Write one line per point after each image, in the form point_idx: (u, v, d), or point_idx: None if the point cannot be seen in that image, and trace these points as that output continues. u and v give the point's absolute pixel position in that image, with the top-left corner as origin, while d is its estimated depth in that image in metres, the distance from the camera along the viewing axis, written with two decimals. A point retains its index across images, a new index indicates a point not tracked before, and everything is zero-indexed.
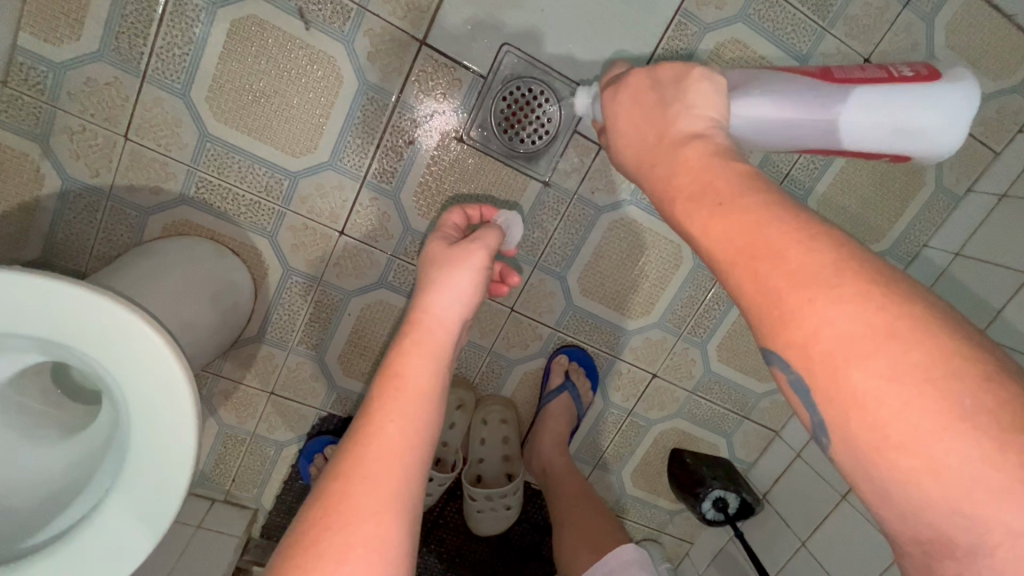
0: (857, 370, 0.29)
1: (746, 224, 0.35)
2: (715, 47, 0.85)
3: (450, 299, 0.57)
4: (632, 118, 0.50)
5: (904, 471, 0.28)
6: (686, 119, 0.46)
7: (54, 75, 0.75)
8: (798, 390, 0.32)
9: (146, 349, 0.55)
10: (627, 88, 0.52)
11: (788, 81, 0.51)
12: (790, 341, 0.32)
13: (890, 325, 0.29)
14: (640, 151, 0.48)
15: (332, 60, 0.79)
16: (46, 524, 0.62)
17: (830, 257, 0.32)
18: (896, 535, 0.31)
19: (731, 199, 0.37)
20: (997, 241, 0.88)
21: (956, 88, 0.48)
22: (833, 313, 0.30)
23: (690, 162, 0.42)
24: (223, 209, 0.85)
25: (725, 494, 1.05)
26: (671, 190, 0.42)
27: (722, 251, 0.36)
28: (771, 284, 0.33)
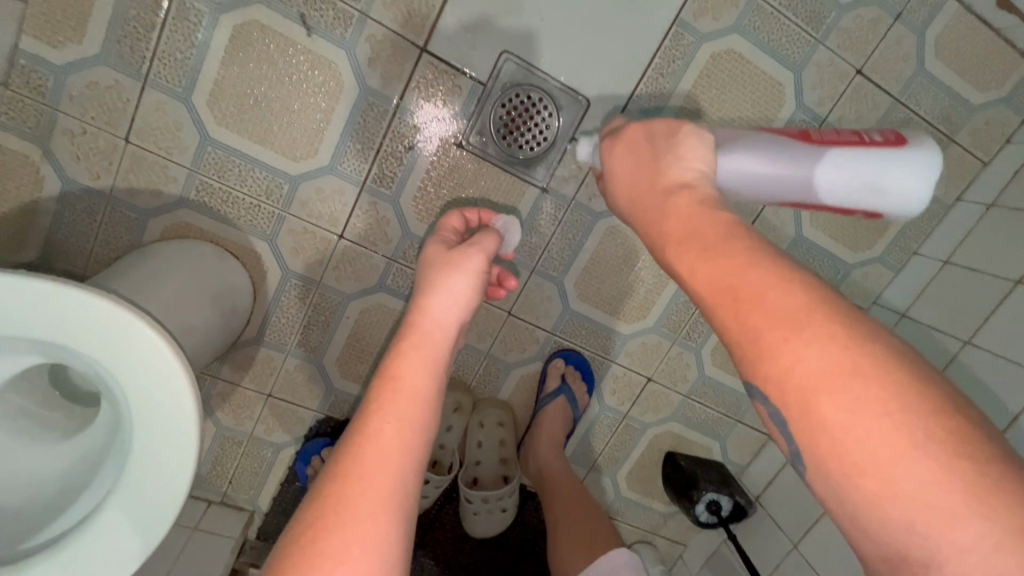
0: (825, 401, 0.31)
1: (727, 265, 0.37)
2: (711, 57, 0.86)
3: (448, 303, 0.58)
4: (627, 167, 0.53)
5: (872, 484, 0.30)
6: (678, 169, 0.47)
7: (55, 78, 0.75)
8: (775, 420, 0.34)
9: (149, 353, 0.55)
10: (623, 138, 0.54)
11: (768, 138, 0.54)
12: (767, 375, 0.34)
13: (854, 361, 0.31)
14: (631, 194, 0.51)
15: (333, 66, 0.80)
16: (45, 526, 0.62)
17: (803, 297, 0.34)
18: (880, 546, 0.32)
19: (716, 244, 0.39)
20: (985, 249, 0.90)
21: (921, 153, 0.51)
22: (805, 349, 0.32)
23: (680, 208, 0.44)
24: (223, 212, 0.86)
25: (718, 497, 1.07)
26: (663, 231, 0.44)
27: (705, 291, 0.38)
28: (750, 322, 0.35)
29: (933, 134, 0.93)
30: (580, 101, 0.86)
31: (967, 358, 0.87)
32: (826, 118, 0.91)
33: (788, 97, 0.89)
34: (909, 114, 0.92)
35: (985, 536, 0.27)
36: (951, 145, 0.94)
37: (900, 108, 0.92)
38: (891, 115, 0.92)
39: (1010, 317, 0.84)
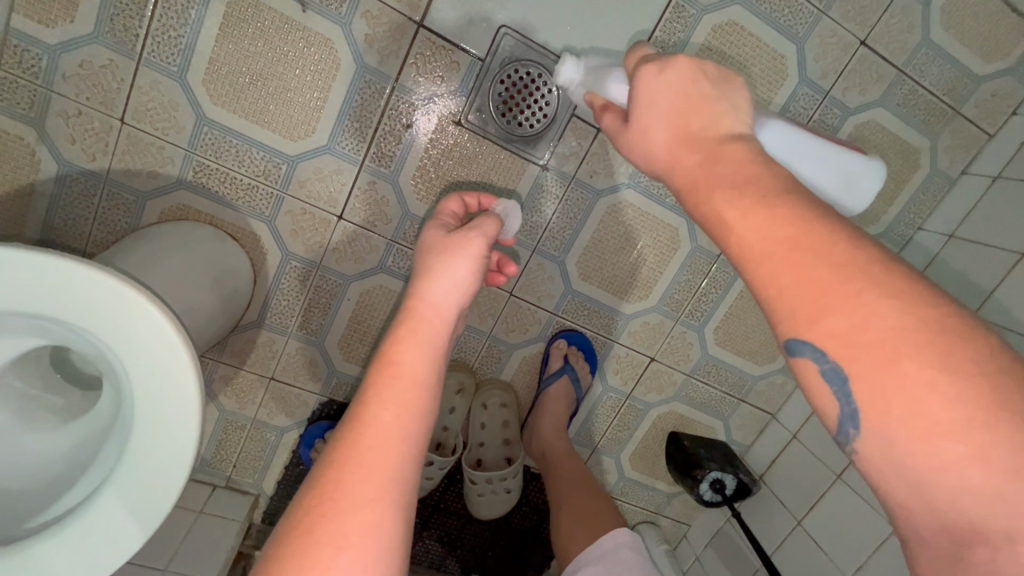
0: (909, 358, 0.29)
1: (787, 218, 0.36)
2: (713, 30, 0.85)
3: (446, 288, 0.58)
4: (672, 101, 0.48)
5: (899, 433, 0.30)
6: (731, 119, 0.47)
7: (48, 58, 0.74)
8: (830, 378, 0.32)
9: (150, 331, 0.55)
10: (672, 69, 0.48)
11: (738, 113, 0.56)
12: (830, 330, 0.32)
13: (937, 319, 0.30)
14: (674, 139, 0.47)
15: (328, 42, 0.79)
16: (48, 506, 0.62)
17: (870, 256, 0.33)
18: (906, 506, 0.31)
19: (774, 194, 0.38)
20: (991, 221, 0.89)
21: (860, 157, 0.57)
22: (885, 305, 0.31)
23: (733, 157, 0.42)
24: (221, 193, 0.85)
25: (722, 476, 1.07)
26: (710, 179, 0.42)
27: (760, 242, 0.36)
28: (815, 274, 0.33)
29: (938, 106, 0.92)
30: None
31: None
32: (829, 91, 0.90)
33: (791, 70, 0.88)
34: (913, 86, 0.91)
35: (1023, 494, 0.27)
36: (955, 118, 0.93)
37: (905, 79, 0.90)
38: (896, 87, 0.91)
39: (1017, 288, 0.83)
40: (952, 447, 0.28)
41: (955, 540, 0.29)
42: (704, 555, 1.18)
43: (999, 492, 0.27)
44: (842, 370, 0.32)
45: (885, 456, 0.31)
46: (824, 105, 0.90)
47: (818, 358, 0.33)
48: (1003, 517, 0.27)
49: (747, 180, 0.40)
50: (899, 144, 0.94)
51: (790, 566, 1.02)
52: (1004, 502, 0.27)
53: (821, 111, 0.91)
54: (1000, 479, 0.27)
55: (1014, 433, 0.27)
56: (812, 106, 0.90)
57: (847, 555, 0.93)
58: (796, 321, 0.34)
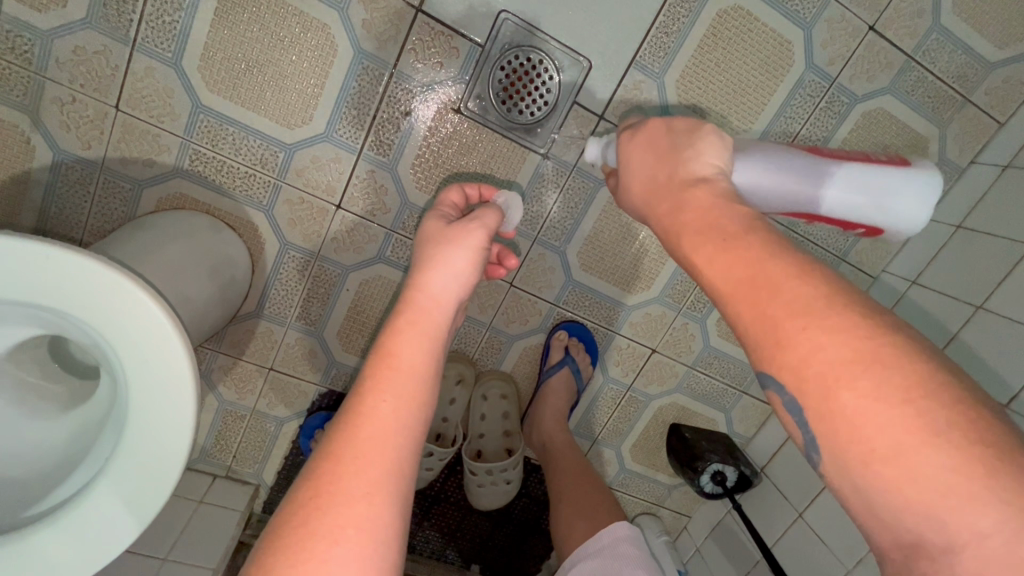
0: (845, 390, 0.30)
1: (745, 259, 0.37)
2: (718, 15, 0.83)
3: (446, 278, 0.57)
4: (645, 160, 0.51)
5: (850, 452, 0.30)
6: (697, 164, 0.47)
7: (42, 44, 0.73)
8: (790, 410, 0.34)
9: (144, 320, 0.54)
10: (644, 130, 0.53)
11: (777, 152, 0.54)
12: (783, 365, 0.33)
13: (872, 349, 0.31)
14: (648, 190, 0.50)
15: (325, 28, 0.77)
16: (43, 497, 0.61)
17: (821, 289, 0.34)
18: (868, 518, 0.31)
19: (734, 237, 0.39)
20: (999, 212, 0.87)
21: (923, 176, 0.53)
22: (825, 338, 0.32)
23: (698, 202, 0.43)
24: (218, 181, 0.84)
25: (723, 468, 1.06)
26: (679, 224, 0.44)
27: (723, 281, 0.38)
28: (768, 313, 0.34)
29: (948, 93, 0.90)
30: (581, 63, 0.83)
31: (979, 322, 0.85)
32: (837, 78, 0.88)
33: (797, 57, 0.86)
34: (923, 72, 0.89)
35: (960, 513, 0.27)
36: (966, 106, 0.91)
37: (914, 66, 0.88)
38: (905, 74, 0.89)
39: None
40: (887, 470, 0.29)
41: (906, 552, 0.30)
42: (703, 547, 1.18)
43: (935, 511, 0.28)
44: (797, 402, 0.33)
45: (843, 472, 0.31)
46: (831, 93, 0.89)
47: (778, 390, 0.34)
48: (939, 532, 0.28)
49: (713, 223, 0.41)
50: (907, 133, 0.92)
51: (791, 558, 1.02)
52: (941, 520, 0.28)
53: (828, 98, 0.89)
54: (935, 498, 0.28)
55: (942, 454, 0.28)
56: (820, 93, 0.89)
57: (845, 547, 0.93)
58: (759, 357, 0.35)
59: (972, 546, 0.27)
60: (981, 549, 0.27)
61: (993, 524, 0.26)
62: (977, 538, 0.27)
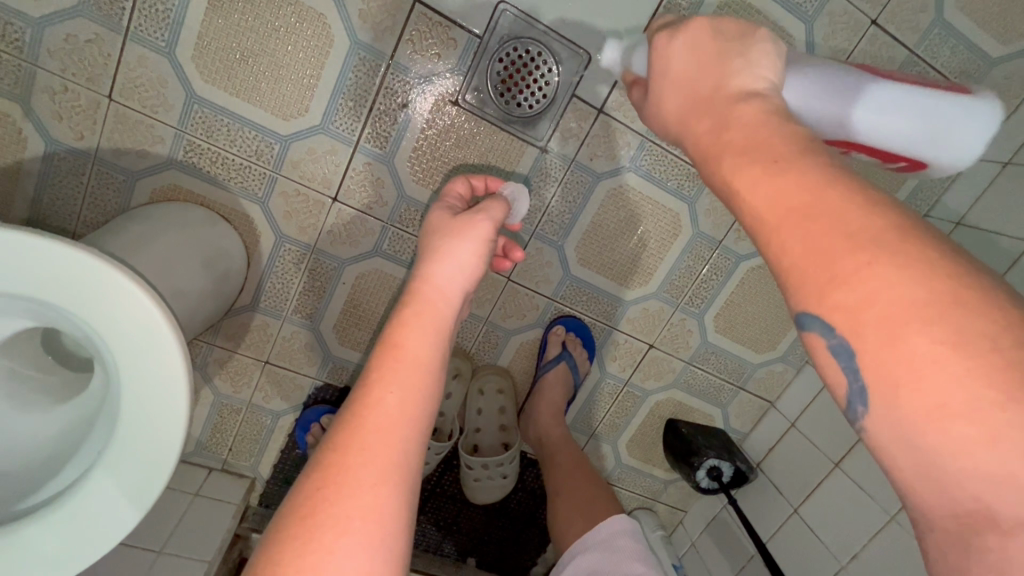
0: (917, 333, 0.28)
1: (801, 186, 0.34)
2: (719, 7, 0.82)
3: (452, 269, 0.56)
4: (688, 67, 0.48)
5: (913, 409, 0.28)
6: (745, 76, 0.44)
7: (32, 31, 0.72)
8: (837, 354, 0.31)
9: (136, 313, 0.54)
10: (686, 31, 0.48)
11: (826, 71, 0.50)
12: (835, 304, 0.31)
13: (950, 289, 0.28)
14: (687, 105, 0.47)
15: (321, 17, 0.76)
16: (35, 489, 0.61)
17: (891, 222, 0.31)
18: (913, 494, 0.29)
19: (787, 159, 0.36)
20: (1000, 209, 0.87)
21: (982, 103, 0.49)
22: (894, 274, 0.29)
23: (743, 119, 0.41)
24: (213, 173, 0.84)
25: (719, 463, 1.06)
26: (722, 144, 0.41)
27: (770, 209, 0.35)
28: (825, 243, 0.32)
29: None
30: (580, 55, 0.82)
31: None
32: None
33: (799, 51, 0.85)
34: (925, 68, 0.88)
35: None
36: None
37: (916, 61, 0.88)
38: (906, 70, 0.88)
39: None
40: (958, 427, 0.26)
41: (960, 525, 0.27)
42: (699, 542, 1.18)
43: (1009, 476, 0.25)
44: (849, 345, 0.30)
45: (895, 437, 0.29)
46: None
47: (823, 332, 0.31)
48: (1010, 502, 0.25)
49: (760, 145, 0.38)
50: None
51: (784, 555, 1.02)
52: (1018, 488, 0.25)
53: None
54: (1012, 463, 0.25)
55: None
56: None
57: (841, 542, 0.93)
58: (802, 294, 0.32)
59: None
60: None
61: None
62: None
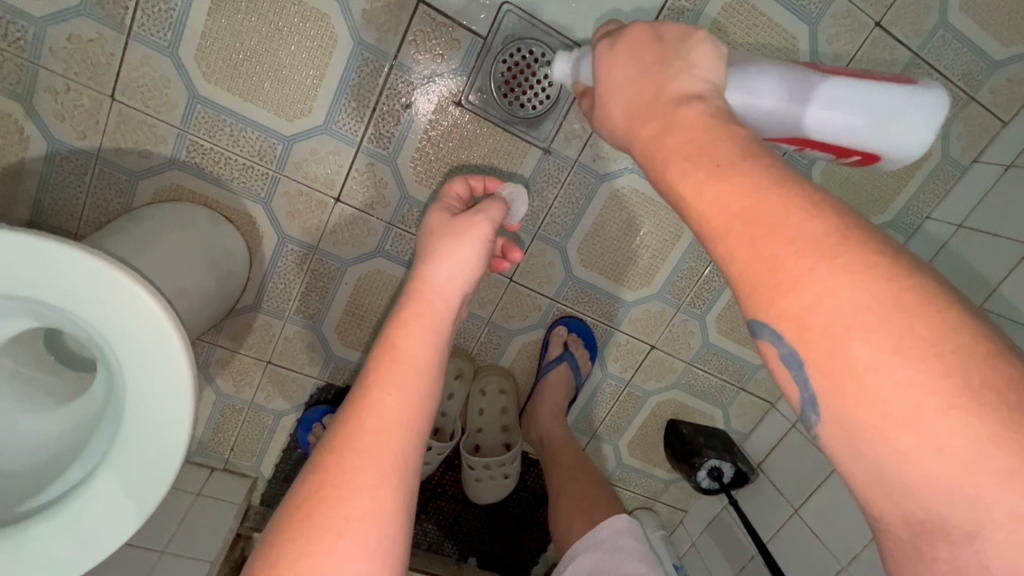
0: (859, 343, 0.28)
1: (742, 190, 0.33)
2: (724, 8, 0.82)
3: (450, 270, 0.57)
4: (628, 72, 0.46)
5: (860, 419, 0.28)
6: (688, 77, 0.43)
7: (35, 31, 0.72)
8: (788, 363, 0.31)
9: (141, 316, 0.54)
10: (626, 37, 0.47)
11: (773, 68, 0.49)
12: (784, 312, 0.30)
13: (892, 296, 0.28)
14: (630, 109, 0.45)
15: (324, 17, 0.76)
16: (39, 489, 0.61)
17: (830, 224, 0.31)
18: (874, 502, 0.29)
19: (729, 161, 0.35)
20: (1003, 212, 0.87)
21: (931, 95, 0.47)
22: (834, 281, 0.29)
23: (688, 122, 0.39)
24: (216, 174, 0.83)
25: (720, 464, 1.07)
26: (663, 150, 0.40)
27: (714, 218, 0.34)
28: (768, 251, 0.31)
29: (953, 92, 0.90)
30: None
31: None
32: None
33: (802, 52, 0.85)
34: (928, 70, 0.88)
35: (990, 492, 0.25)
36: (970, 104, 0.90)
37: (920, 63, 0.88)
38: (909, 72, 0.88)
39: None
40: (905, 438, 0.26)
41: (914, 531, 0.28)
42: (699, 542, 1.19)
43: (958, 485, 0.25)
44: (798, 354, 0.30)
45: (848, 447, 0.29)
46: None
47: (775, 341, 0.31)
48: (962, 512, 0.25)
49: (704, 146, 0.37)
50: None
51: (789, 557, 1.02)
52: (967, 497, 0.25)
53: None
54: (960, 472, 0.25)
55: (968, 420, 0.25)
56: None
57: (840, 543, 0.93)
58: (751, 302, 0.32)
59: (999, 529, 0.24)
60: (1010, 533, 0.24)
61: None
62: (1006, 521, 0.24)
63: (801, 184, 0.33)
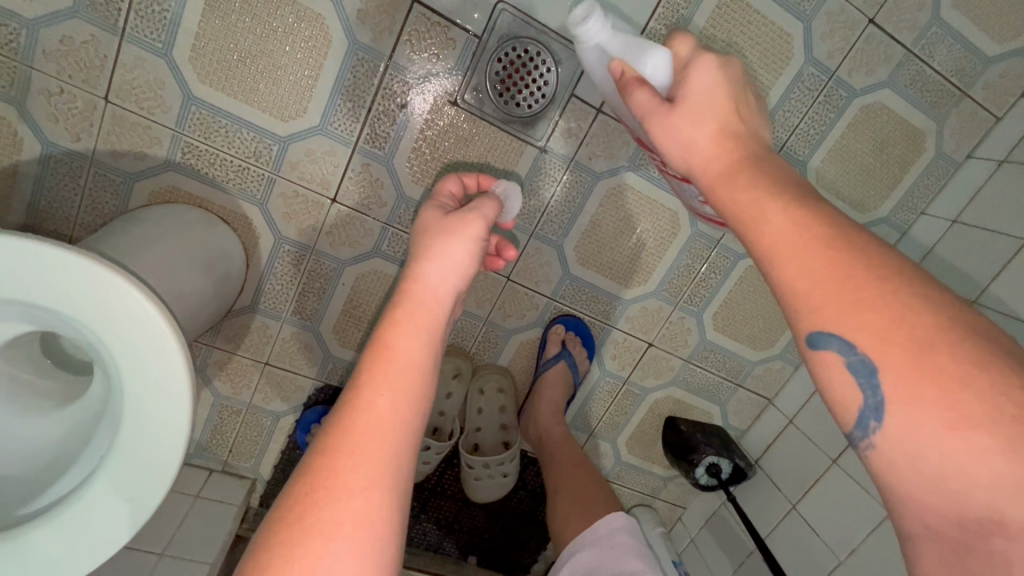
0: (945, 352, 0.31)
1: (823, 223, 0.39)
2: (718, 7, 0.82)
3: (444, 270, 0.57)
4: (696, 110, 0.52)
5: (931, 423, 0.31)
6: (745, 132, 0.51)
7: (28, 32, 0.72)
8: (856, 370, 0.34)
9: (139, 319, 0.54)
10: (694, 80, 0.53)
11: None
12: (862, 324, 0.34)
13: (963, 322, 0.32)
14: (697, 146, 0.50)
15: (319, 17, 0.76)
16: (38, 494, 0.61)
17: (894, 260, 0.36)
18: (924, 505, 0.32)
19: (803, 201, 0.41)
20: (997, 207, 0.87)
21: None
22: (916, 304, 0.33)
23: (756, 168, 0.46)
24: (210, 174, 0.83)
25: (718, 460, 1.08)
26: (733, 186, 0.46)
27: (796, 240, 0.39)
28: (855, 271, 0.35)
29: (946, 88, 0.90)
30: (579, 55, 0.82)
31: None
32: (836, 71, 0.87)
33: (797, 50, 0.86)
34: (921, 66, 0.88)
35: None
36: (963, 100, 0.91)
37: (913, 60, 0.88)
38: (903, 68, 0.88)
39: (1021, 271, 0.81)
40: (982, 439, 0.29)
41: (968, 531, 0.30)
42: (698, 538, 1.19)
43: (1022, 484, 0.28)
44: (871, 362, 0.34)
45: (914, 451, 0.32)
46: (829, 86, 0.88)
47: (846, 349, 0.35)
48: (1023, 509, 0.28)
49: (775, 188, 0.43)
50: (904, 127, 0.92)
51: (785, 553, 1.02)
52: None
53: (826, 92, 0.88)
54: None
55: None
56: (818, 86, 0.88)
57: (837, 539, 0.94)
58: (826, 316, 0.36)
59: None
60: None
61: None
62: None
63: (860, 229, 0.39)
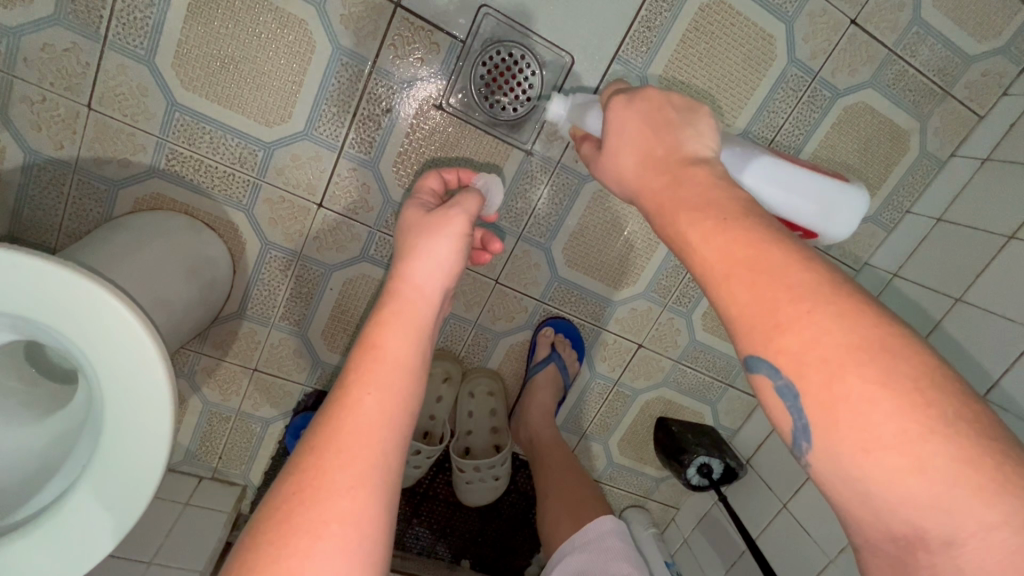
0: (854, 374, 0.31)
1: (750, 239, 0.37)
2: (700, 9, 0.82)
3: (429, 267, 0.57)
4: (639, 129, 0.51)
5: (849, 444, 0.31)
6: (696, 143, 0.48)
7: (9, 41, 0.72)
8: (784, 395, 0.34)
9: (119, 329, 0.53)
10: (641, 98, 0.52)
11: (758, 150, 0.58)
12: (782, 348, 0.33)
13: (880, 339, 0.31)
14: (642, 163, 0.49)
15: (303, 23, 0.76)
16: (20, 505, 0.61)
17: (823, 275, 0.35)
18: (864, 517, 0.32)
19: (734, 217, 0.39)
20: (980, 205, 0.88)
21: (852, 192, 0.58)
22: (831, 324, 0.32)
23: (697, 179, 0.44)
24: (195, 180, 0.83)
25: (709, 461, 1.06)
26: (676, 201, 0.43)
27: (721, 262, 0.37)
28: (770, 295, 0.34)
29: (929, 87, 0.91)
30: (563, 58, 0.83)
31: (957, 314, 0.87)
32: (819, 71, 0.88)
33: (780, 51, 0.86)
34: (904, 66, 0.89)
35: (975, 512, 0.28)
36: (946, 99, 0.92)
37: (895, 60, 0.89)
38: (886, 68, 0.89)
39: (1006, 269, 0.82)
40: (896, 459, 0.29)
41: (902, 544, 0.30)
42: (691, 538, 1.19)
43: (939, 501, 0.28)
44: (795, 387, 0.33)
45: (839, 469, 0.32)
46: (813, 87, 0.89)
47: (773, 374, 0.34)
48: (942, 524, 0.29)
49: (712, 201, 0.41)
50: (888, 127, 0.93)
51: (776, 553, 1.03)
52: (949, 514, 0.28)
53: (810, 92, 0.89)
54: (941, 488, 0.28)
55: (949, 444, 0.29)
56: (802, 87, 0.89)
57: (825, 539, 0.94)
58: (751, 340, 0.35)
59: (975, 537, 0.28)
60: (984, 538, 0.28)
61: (998, 513, 0.28)
62: (980, 529, 0.28)
63: (794, 242, 0.37)
